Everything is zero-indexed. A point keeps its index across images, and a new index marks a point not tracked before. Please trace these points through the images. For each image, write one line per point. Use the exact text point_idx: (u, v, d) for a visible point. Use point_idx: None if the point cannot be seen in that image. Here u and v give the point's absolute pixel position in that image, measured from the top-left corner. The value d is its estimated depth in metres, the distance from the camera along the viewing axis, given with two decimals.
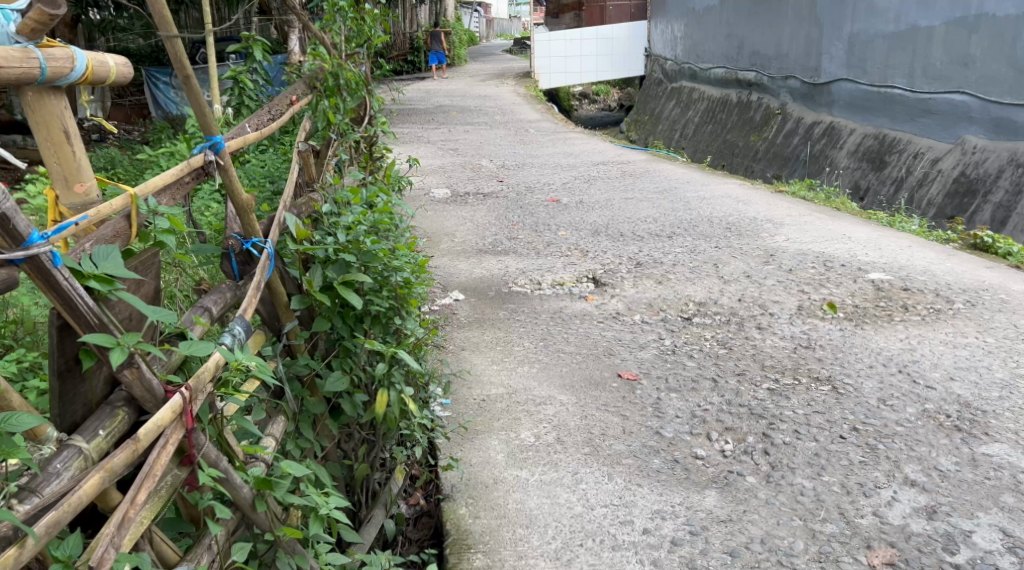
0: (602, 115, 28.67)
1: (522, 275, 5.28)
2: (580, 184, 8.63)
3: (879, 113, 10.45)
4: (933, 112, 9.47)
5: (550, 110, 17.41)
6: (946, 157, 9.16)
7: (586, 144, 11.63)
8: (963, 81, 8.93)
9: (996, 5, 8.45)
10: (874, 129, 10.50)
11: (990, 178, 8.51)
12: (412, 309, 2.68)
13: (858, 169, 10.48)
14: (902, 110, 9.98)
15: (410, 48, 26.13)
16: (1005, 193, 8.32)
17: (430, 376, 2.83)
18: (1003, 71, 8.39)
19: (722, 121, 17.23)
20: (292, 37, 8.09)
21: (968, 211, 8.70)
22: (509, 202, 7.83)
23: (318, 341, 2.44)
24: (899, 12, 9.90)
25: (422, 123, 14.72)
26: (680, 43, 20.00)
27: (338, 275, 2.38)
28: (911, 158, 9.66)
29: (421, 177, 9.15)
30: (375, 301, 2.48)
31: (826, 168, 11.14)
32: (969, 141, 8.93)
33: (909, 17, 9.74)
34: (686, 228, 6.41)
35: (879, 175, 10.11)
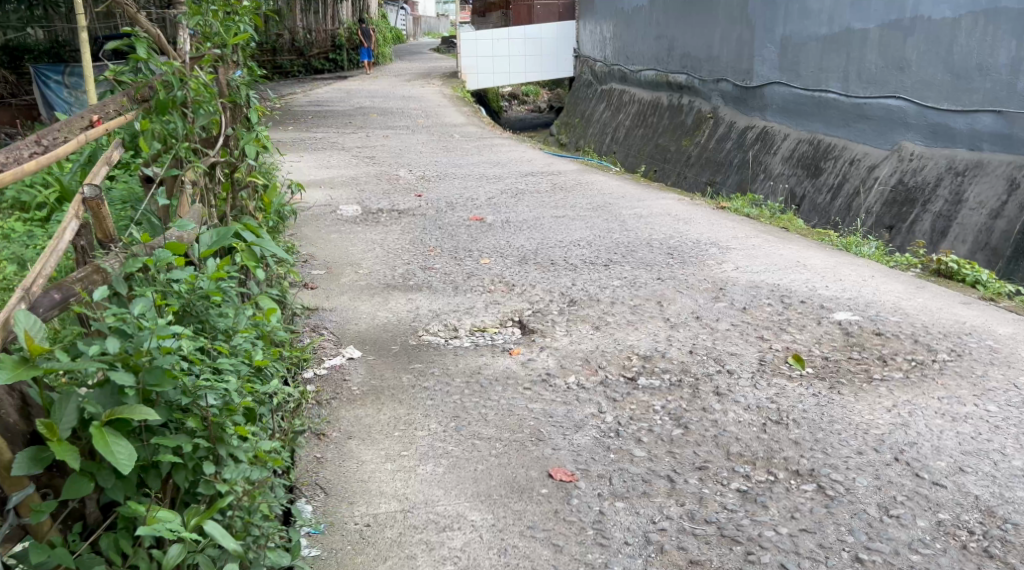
0: (532, 116, 27.94)
1: (434, 320, 4.48)
2: (504, 200, 7.83)
3: (813, 118, 9.92)
4: (868, 118, 8.91)
5: (476, 113, 16.63)
6: (882, 164, 8.59)
7: (513, 151, 10.87)
8: (899, 86, 8.42)
9: (931, 7, 7.97)
10: (808, 135, 9.96)
11: (928, 187, 7.91)
12: (237, 440, 2.37)
13: (793, 176, 9.91)
14: (836, 115, 9.47)
15: (331, 46, 25.09)
16: (944, 202, 7.69)
17: (269, 526, 2.36)
18: (940, 76, 7.90)
19: (653, 125, 16.68)
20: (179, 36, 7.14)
21: (906, 222, 8.08)
22: (425, 222, 7.00)
23: (88, 505, 2.19)
24: (833, 13, 9.40)
25: (340, 128, 13.80)
26: (609, 44, 19.42)
27: (100, 412, 2.09)
28: (847, 166, 9.10)
29: (326, 196, 8.26)
30: (161, 442, 2.18)
31: (760, 175, 10.58)
32: (906, 148, 8.35)
33: (843, 19, 9.24)
34: (620, 254, 5.69)
35: (814, 183, 9.52)
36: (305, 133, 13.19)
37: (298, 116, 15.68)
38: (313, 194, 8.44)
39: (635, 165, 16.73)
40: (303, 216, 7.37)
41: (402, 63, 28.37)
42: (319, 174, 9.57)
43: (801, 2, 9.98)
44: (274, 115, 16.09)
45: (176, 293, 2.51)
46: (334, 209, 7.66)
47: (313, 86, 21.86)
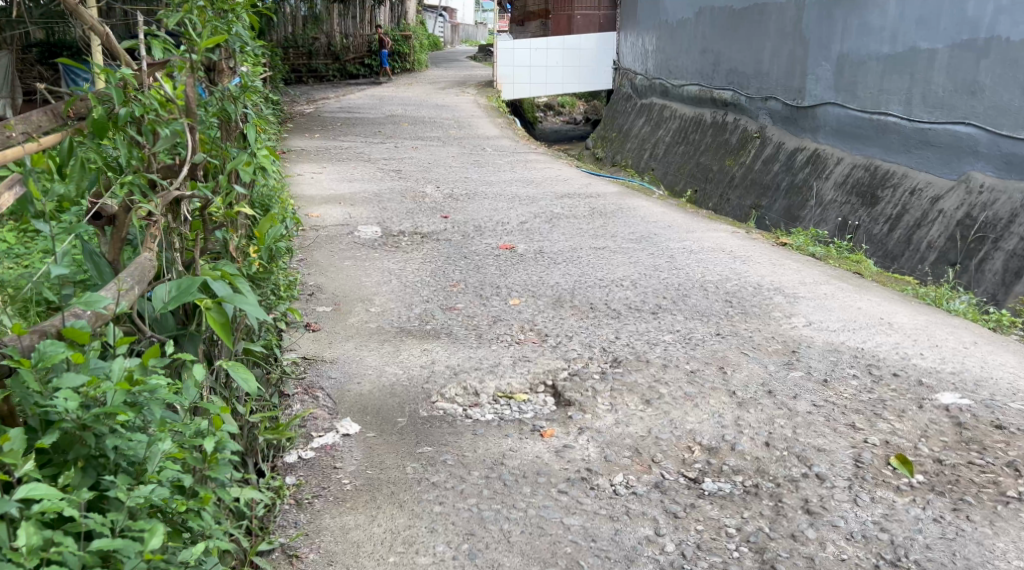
0: (567, 128, 27.22)
1: (451, 380, 3.77)
2: (537, 226, 7.11)
3: (869, 141, 9.08)
4: (932, 144, 8.07)
5: (511, 125, 15.98)
6: (948, 196, 7.78)
7: (547, 169, 10.16)
8: (968, 111, 7.59)
9: (1009, 27, 7.15)
10: (863, 159, 9.13)
11: (1000, 223, 7.08)
12: None
13: (845, 203, 9.08)
14: (895, 139, 8.62)
15: (366, 51, 24.53)
16: (1018, 240, 6.88)
17: None
18: (1017, 103, 7.06)
19: (695, 142, 15.90)
20: None
21: (975, 259, 7.24)
22: (449, 249, 6.31)
23: None
24: (896, 30, 8.58)
25: (368, 137, 13.19)
26: (651, 57, 18.66)
27: None
28: (906, 195, 8.27)
29: (344, 215, 7.58)
30: None
31: (809, 202, 9.76)
32: (975, 179, 7.53)
33: (907, 38, 8.43)
34: (670, 298, 4.94)
35: (869, 213, 8.68)
36: (333, 142, 12.55)
37: (327, 124, 15.08)
38: (328, 211, 7.77)
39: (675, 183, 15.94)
40: (316, 238, 6.70)
41: (436, 70, 27.83)
42: (341, 188, 8.91)
43: (861, 18, 9.17)
44: (303, 120, 15.51)
45: (61, 416, 1.92)
46: (351, 231, 6.98)
47: (347, 91, 21.35)
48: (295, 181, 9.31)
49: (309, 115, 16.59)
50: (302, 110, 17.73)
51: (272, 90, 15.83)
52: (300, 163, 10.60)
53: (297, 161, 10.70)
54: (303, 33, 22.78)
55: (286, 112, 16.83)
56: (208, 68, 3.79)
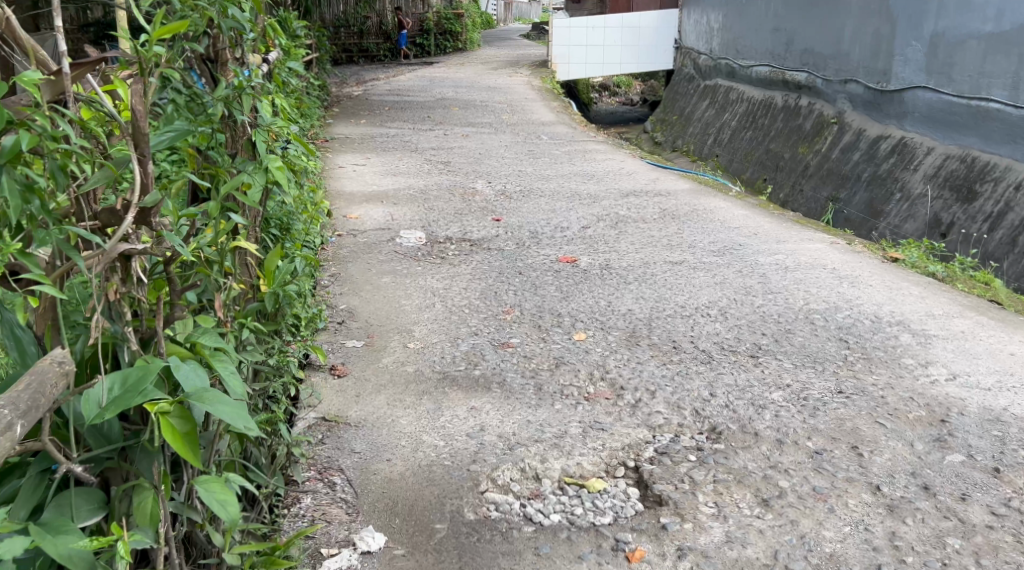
0: (624, 109, 26.16)
1: (505, 458, 2.96)
2: (600, 232, 6.24)
3: (966, 131, 8.01)
4: None
5: (567, 109, 15.11)
6: None
7: (609, 161, 9.28)
8: None
9: None
10: (959, 150, 8.08)
11: None
12: None
13: (935, 198, 8.06)
14: (999, 128, 7.54)
15: (418, 31, 23.75)
16: None
17: None
18: None
19: (764, 128, 14.82)
20: None
21: None
22: (501, 264, 5.50)
23: None
24: (1003, 6, 7.47)
25: (415, 123, 12.45)
26: (717, 35, 17.53)
27: None
28: (1008, 188, 7.26)
29: (379, 218, 6.79)
30: None
31: (893, 195, 8.71)
32: None
33: (1016, 15, 7.32)
34: (770, 337, 4.07)
35: (966, 209, 7.68)
36: (380, 129, 11.84)
37: (375, 108, 14.38)
38: (369, 212, 7.02)
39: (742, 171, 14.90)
40: (352, 247, 5.93)
41: (489, 48, 26.97)
42: (385, 183, 8.16)
43: None
44: (351, 104, 14.84)
45: None
46: (387, 238, 6.19)
47: (398, 72, 20.65)
48: (337, 175, 8.59)
49: (357, 98, 15.91)
50: (351, 93, 17.06)
51: (320, 73, 15.19)
52: (344, 153, 9.89)
53: (341, 151, 10.00)
54: (352, 12, 22.11)
55: (334, 95, 16.19)
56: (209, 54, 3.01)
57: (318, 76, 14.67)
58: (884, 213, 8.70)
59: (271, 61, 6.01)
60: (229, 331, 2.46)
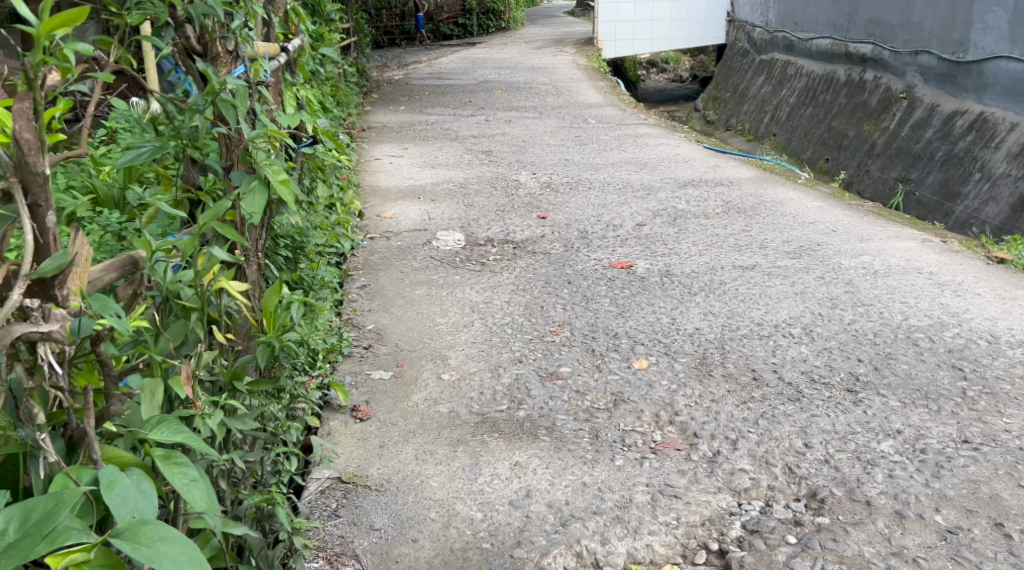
0: (673, 86, 25.29)
1: (560, 537, 2.42)
2: (658, 230, 5.65)
3: None
4: None
5: (615, 90, 14.45)
6: None
7: (662, 147, 8.66)
8: None
9: None
10: None
11: None
12: None
13: None
14: None
15: (461, 11, 23.15)
16: None
17: None
18: None
19: (825, 104, 13.97)
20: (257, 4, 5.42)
21: None
22: (549, 271, 4.92)
23: None
24: None
25: (456, 109, 11.97)
26: (774, 8, 16.67)
27: None
28: None
29: (414, 219, 6.25)
30: None
31: (973, 176, 7.93)
32: None
33: None
34: (868, 366, 3.45)
35: None
36: (420, 116, 11.34)
37: (415, 92, 13.88)
38: (404, 211, 6.50)
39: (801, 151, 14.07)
40: (385, 252, 5.41)
41: (532, 27, 26.32)
42: (423, 178, 7.68)
43: None
44: (391, 89, 14.37)
45: None
46: (423, 241, 5.66)
47: (440, 53, 20.12)
48: (373, 168, 8.10)
49: (397, 82, 15.43)
50: (392, 77, 16.60)
51: (359, 57, 14.73)
52: (382, 143, 9.41)
53: (379, 141, 9.52)
54: None
55: (374, 80, 15.75)
56: (198, 48, 2.52)
57: (357, 62, 14.25)
58: (963, 196, 7.92)
59: (296, 51, 5.53)
60: (201, 410, 1.96)
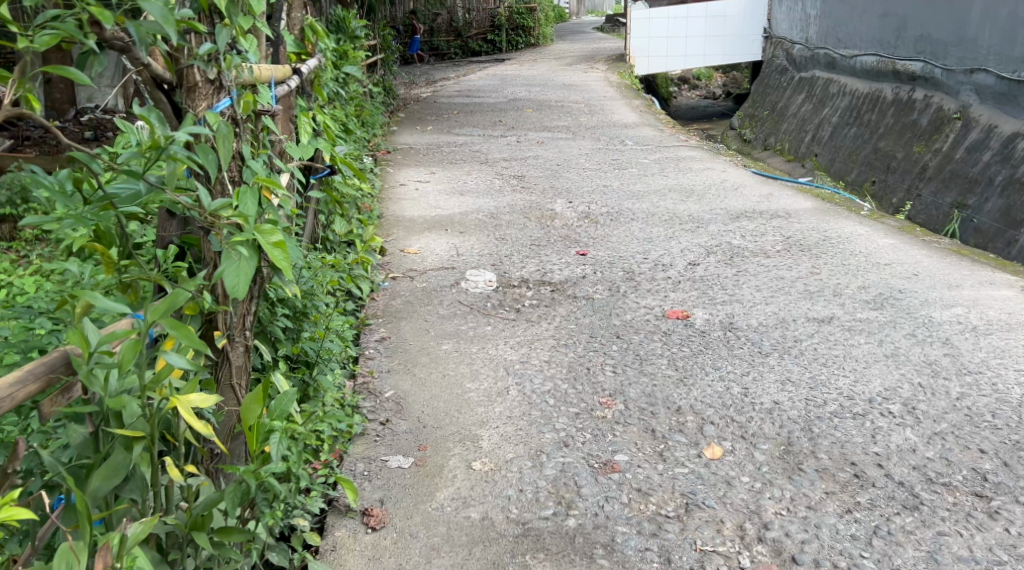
0: (705, 103, 24.65)
1: None
2: (713, 272, 5.05)
3: None
4: None
5: (651, 108, 13.87)
6: None
7: (706, 173, 8.07)
8: None
9: None
10: None
11: None
12: None
13: None
14: None
15: (490, 27, 22.70)
16: None
17: None
18: None
19: (870, 124, 13.26)
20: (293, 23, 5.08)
21: None
22: (592, 322, 4.32)
23: None
24: None
25: (486, 128, 11.46)
26: (815, 23, 15.94)
27: None
28: None
29: (439, 256, 5.67)
30: None
31: None
32: None
33: None
34: (996, 460, 2.84)
35: None
36: (448, 136, 10.81)
37: (443, 111, 13.37)
38: (429, 246, 5.93)
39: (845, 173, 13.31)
40: (409, 296, 4.84)
41: (563, 43, 25.84)
42: (451, 206, 7.15)
43: None
44: (418, 107, 13.89)
45: None
46: (449, 283, 5.08)
47: (468, 70, 19.66)
48: (398, 195, 7.58)
49: (424, 100, 14.96)
50: (420, 94, 16.12)
51: (386, 75, 14.28)
52: (408, 167, 8.89)
53: (404, 164, 9.00)
54: (422, 9, 21.22)
55: (401, 98, 15.30)
56: (168, 78, 2.03)
57: (383, 79, 13.80)
58: None
59: (312, 73, 5.01)
60: None
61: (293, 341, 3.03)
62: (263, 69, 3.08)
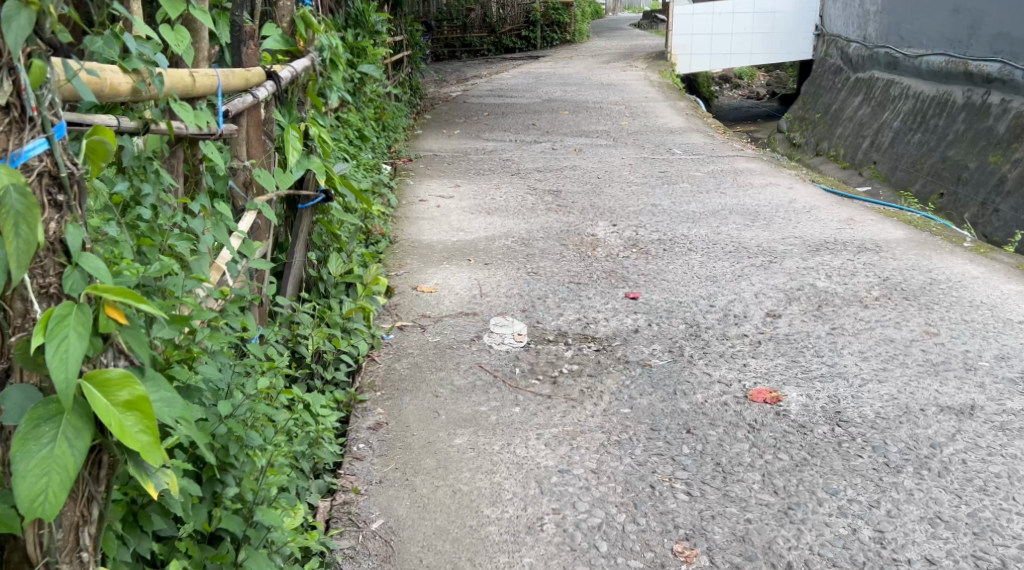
0: (749, 103, 23.43)
1: None
2: (798, 329, 4.04)
3: None
4: None
5: (697, 111, 12.83)
6: None
7: (768, 192, 7.04)
8: None
9: None
10: None
11: None
12: None
13: None
14: None
15: (525, 22, 21.70)
16: None
17: None
18: None
19: (934, 129, 11.98)
20: (284, 14, 4.12)
21: None
22: (652, 405, 3.31)
23: None
24: None
25: (518, 133, 10.50)
26: (874, 20, 14.66)
27: None
28: None
29: (457, 298, 4.70)
30: None
31: None
32: None
33: None
34: None
35: None
36: (477, 142, 9.85)
37: (472, 112, 12.41)
38: (447, 283, 4.97)
39: (903, 182, 11.95)
40: (419, 356, 3.86)
41: (599, 40, 24.73)
42: (475, 229, 6.19)
43: None
44: (446, 107, 12.95)
45: None
46: (470, 336, 4.11)
47: (500, 67, 18.70)
48: (416, 214, 6.64)
49: (453, 100, 14.01)
50: (449, 93, 15.13)
51: (413, 74, 13.36)
52: (430, 178, 7.95)
53: (427, 175, 8.06)
54: (455, 3, 20.29)
55: (429, 97, 14.38)
56: None
57: (409, 77, 12.87)
58: None
59: (300, 77, 4.05)
60: None
61: (208, 504, 2.15)
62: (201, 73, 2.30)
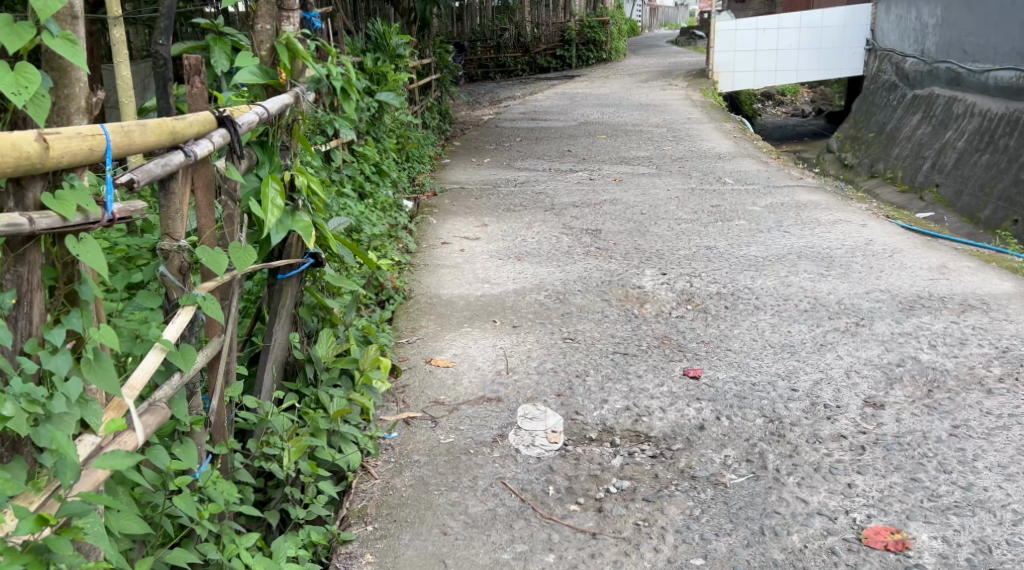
0: (793, 122, 22.43)
1: None
2: (909, 430, 3.18)
3: None
4: None
5: (745, 134, 11.97)
6: None
7: (837, 233, 6.17)
8: None
9: None
10: None
11: None
12: None
13: None
14: None
15: (560, 42, 20.98)
16: None
17: None
18: None
19: (1004, 150, 10.80)
20: (262, 36, 3.35)
21: None
22: (734, 554, 2.51)
23: None
24: None
25: (553, 161, 9.72)
26: (933, 33, 13.56)
27: None
28: None
29: (479, 377, 3.88)
30: None
31: None
32: None
33: None
34: None
35: None
36: (508, 172, 9.08)
37: (504, 137, 11.66)
38: (468, 354, 4.16)
39: (972, 209, 10.77)
40: (428, 465, 3.04)
41: (636, 58, 23.90)
42: (503, 279, 5.40)
43: None
44: (477, 132, 12.22)
45: None
46: (492, 435, 3.28)
47: (535, 88, 18.00)
48: (437, 260, 5.86)
49: (485, 125, 13.29)
50: (481, 117, 14.42)
51: (442, 98, 12.67)
52: (455, 216, 7.19)
53: (451, 212, 7.29)
54: (488, 23, 19.66)
55: (460, 122, 13.68)
56: None
57: (437, 101, 12.16)
58: None
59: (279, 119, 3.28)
60: None
61: None
62: (67, 134, 1.67)
